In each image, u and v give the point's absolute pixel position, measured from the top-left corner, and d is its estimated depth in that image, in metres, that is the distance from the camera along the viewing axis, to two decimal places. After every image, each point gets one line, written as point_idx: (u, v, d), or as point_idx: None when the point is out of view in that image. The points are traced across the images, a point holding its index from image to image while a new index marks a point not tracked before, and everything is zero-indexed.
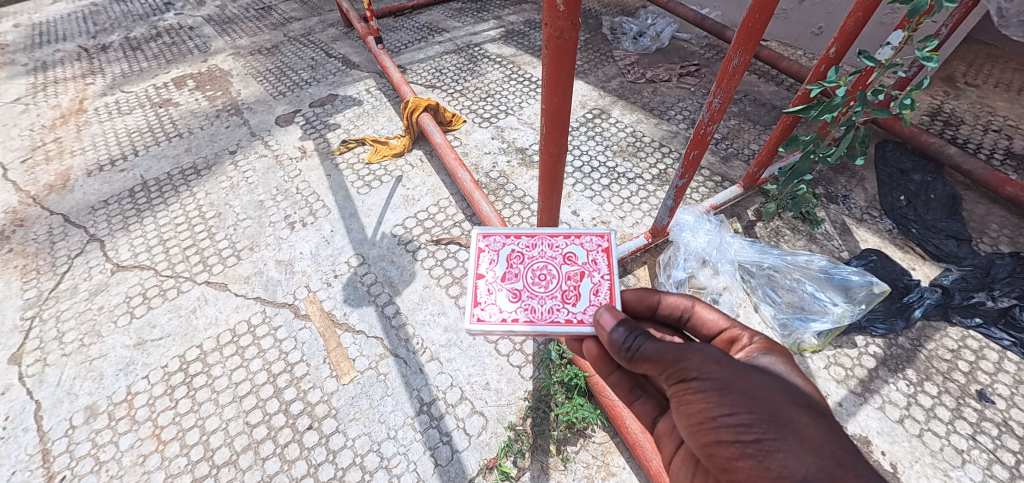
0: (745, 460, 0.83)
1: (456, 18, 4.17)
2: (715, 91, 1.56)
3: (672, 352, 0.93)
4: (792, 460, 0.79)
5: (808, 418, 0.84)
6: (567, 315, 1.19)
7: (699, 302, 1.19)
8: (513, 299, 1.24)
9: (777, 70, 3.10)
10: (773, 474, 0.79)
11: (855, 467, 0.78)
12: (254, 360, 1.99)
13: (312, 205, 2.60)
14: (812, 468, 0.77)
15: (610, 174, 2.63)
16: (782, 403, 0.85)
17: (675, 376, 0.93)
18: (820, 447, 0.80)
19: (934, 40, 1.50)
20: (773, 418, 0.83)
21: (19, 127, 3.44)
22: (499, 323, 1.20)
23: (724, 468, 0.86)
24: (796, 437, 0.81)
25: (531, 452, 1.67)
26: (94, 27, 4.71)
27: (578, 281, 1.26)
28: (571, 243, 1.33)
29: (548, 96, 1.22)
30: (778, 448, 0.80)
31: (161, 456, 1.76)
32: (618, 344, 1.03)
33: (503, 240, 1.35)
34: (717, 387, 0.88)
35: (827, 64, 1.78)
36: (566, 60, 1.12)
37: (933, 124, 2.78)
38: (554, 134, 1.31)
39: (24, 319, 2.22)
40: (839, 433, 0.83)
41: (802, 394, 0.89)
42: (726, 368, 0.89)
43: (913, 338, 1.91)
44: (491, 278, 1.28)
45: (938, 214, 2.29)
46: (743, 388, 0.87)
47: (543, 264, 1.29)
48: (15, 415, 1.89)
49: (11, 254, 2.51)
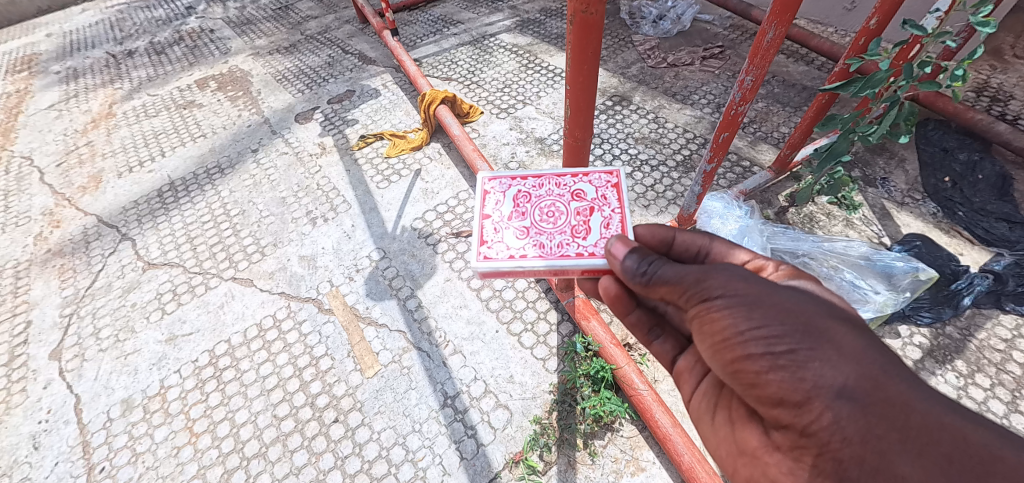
0: (774, 372, 0.76)
1: (471, 9, 4.12)
2: (748, 68, 1.47)
3: (694, 273, 0.88)
4: (829, 369, 0.72)
5: (843, 327, 0.77)
6: (577, 249, 1.16)
7: (716, 238, 1.10)
8: (521, 236, 1.21)
9: (807, 49, 2.96)
10: (808, 385, 0.73)
11: (900, 374, 0.71)
12: (280, 354, 2.01)
13: (332, 200, 2.61)
14: (851, 377, 0.71)
15: (633, 162, 2.56)
16: (815, 315, 0.78)
17: (697, 297, 0.86)
18: (860, 355, 0.72)
19: (990, 4, 1.37)
20: (807, 329, 0.76)
21: (53, 132, 3.55)
22: (506, 259, 1.17)
23: (753, 383, 0.80)
24: (832, 346, 0.74)
25: (557, 447, 1.64)
26: (120, 33, 4.84)
27: (588, 216, 1.22)
28: (579, 182, 1.31)
29: (574, 78, 1.18)
30: (814, 357, 0.73)
31: (193, 449, 1.79)
32: (632, 271, 0.98)
33: (508, 183, 1.32)
34: (744, 302, 0.81)
35: (866, 36, 1.67)
36: (592, 36, 1.07)
37: (979, 100, 2.61)
38: (580, 114, 1.27)
39: (63, 317, 2.29)
40: (877, 341, 0.76)
41: (836, 308, 0.81)
42: (753, 285, 0.83)
43: (962, 328, 1.80)
44: (498, 217, 1.25)
45: (987, 196, 2.16)
46: (773, 303, 0.80)
47: (550, 202, 1.26)
48: (57, 409, 1.96)
49: (49, 255, 2.60)
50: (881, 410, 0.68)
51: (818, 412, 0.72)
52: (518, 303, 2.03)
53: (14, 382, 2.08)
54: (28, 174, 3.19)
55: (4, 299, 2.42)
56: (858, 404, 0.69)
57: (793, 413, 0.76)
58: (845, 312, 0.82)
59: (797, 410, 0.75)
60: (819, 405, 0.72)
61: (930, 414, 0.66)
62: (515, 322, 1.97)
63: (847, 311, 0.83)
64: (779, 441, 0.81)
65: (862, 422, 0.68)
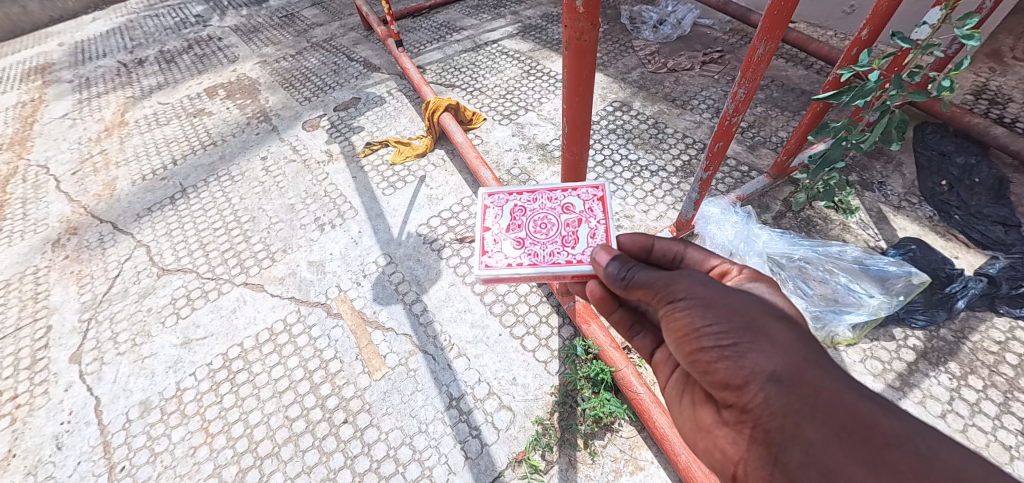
0: (721, 362, 0.82)
1: (474, 16, 4.19)
2: (740, 81, 1.52)
3: (662, 278, 0.94)
4: (763, 358, 0.78)
5: (781, 324, 0.83)
6: (567, 257, 1.22)
7: (691, 245, 1.16)
8: (517, 247, 1.27)
9: (806, 54, 2.99)
10: (746, 372, 0.79)
11: (821, 362, 0.77)
12: (291, 357, 2.08)
13: (340, 207, 2.69)
14: (781, 363, 0.77)
15: (633, 167, 2.61)
16: (758, 313, 0.84)
17: (664, 299, 0.92)
18: (790, 346, 0.79)
19: (976, 17, 1.41)
20: (749, 325, 0.82)
21: (68, 141, 3.65)
22: (504, 268, 1.23)
23: (704, 372, 0.85)
24: (768, 340, 0.80)
25: (559, 446, 1.70)
26: (130, 42, 4.95)
27: (577, 227, 1.28)
28: (569, 196, 1.36)
29: (570, 97, 1.23)
30: (752, 348, 0.79)
31: (209, 448, 1.87)
32: (613, 276, 1.04)
33: (505, 197, 1.38)
34: (700, 303, 0.86)
35: (859, 46, 1.71)
36: (586, 61, 1.13)
37: (977, 103, 2.64)
38: (577, 131, 1.31)
39: (82, 321, 2.38)
40: (807, 335, 0.82)
41: (779, 308, 0.87)
42: (711, 288, 0.88)
43: (956, 330, 1.83)
44: (497, 229, 1.31)
45: (983, 199, 2.18)
46: (724, 303, 0.85)
47: (543, 215, 1.32)
48: (78, 410, 2.04)
49: (67, 261, 2.69)
50: (801, 391, 0.74)
51: (754, 394, 0.78)
52: (521, 307, 2.08)
53: (37, 384, 2.16)
54: (45, 182, 3.29)
55: (25, 303, 2.51)
56: (784, 387, 0.75)
57: (735, 395, 0.82)
58: (784, 311, 0.89)
59: (738, 392, 0.81)
60: (754, 388, 0.78)
61: (839, 392, 0.73)
62: (517, 325, 2.03)
63: (788, 311, 0.90)
64: (726, 417, 0.86)
65: (785, 400, 0.75)
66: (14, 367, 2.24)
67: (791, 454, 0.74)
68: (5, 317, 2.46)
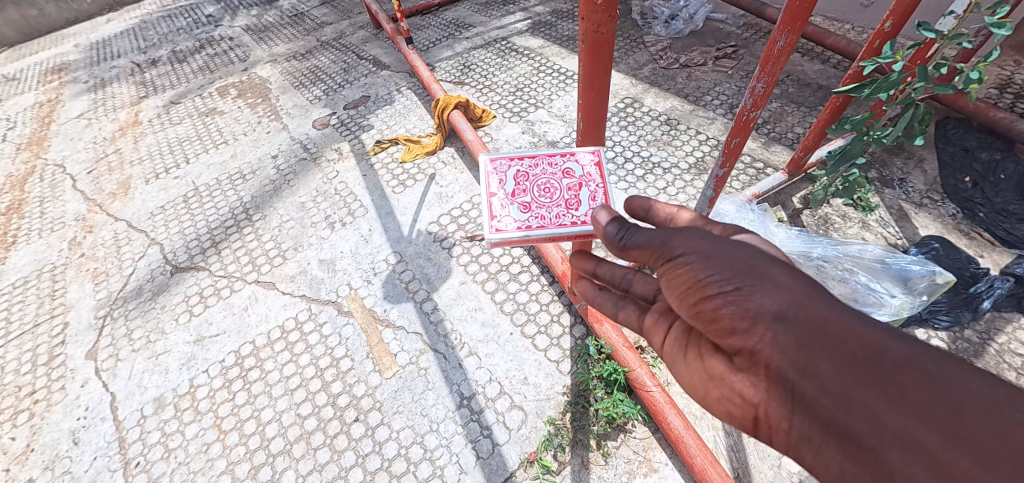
0: (726, 307, 0.80)
1: (482, 13, 4.16)
2: (759, 75, 1.47)
3: (658, 237, 0.92)
4: (768, 298, 0.77)
5: (780, 268, 0.82)
6: (573, 219, 1.23)
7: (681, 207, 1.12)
8: (523, 211, 1.25)
9: (823, 48, 2.93)
10: (752, 313, 0.77)
11: (824, 298, 0.77)
12: (302, 355, 2.08)
13: (350, 205, 2.69)
14: (785, 301, 0.76)
15: (645, 165, 2.57)
16: (755, 258, 0.83)
17: (663, 256, 0.90)
18: (792, 284, 0.78)
19: (1007, 5, 1.35)
20: (750, 269, 0.81)
21: (83, 140, 3.70)
22: (515, 231, 1.21)
23: (709, 321, 0.83)
24: (771, 281, 0.79)
25: (571, 447, 1.68)
26: (144, 43, 5.00)
27: (578, 190, 1.28)
28: (568, 161, 1.34)
29: (585, 91, 1.20)
30: (755, 290, 0.78)
31: (222, 445, 1.87)
32: (611, 239, 1.02)
33: (506, 162, 1.33)
34: (699, 253, 0.85)
35: (881, 39, 1.66)
36: (602, 54, 1.10)
37: (1002, 97, 2.56)
38: (591, 124, 1.27)
39: (98, 319, 2.40)
40: (805, 277, 0.82)
41: (772, 256, 0.87)
42: (708, 241, 0.88)
43: (981, 331, 1.78)
44: (502, 195, 1.28)
45: (1009, 197, 2.09)
46: (723, 252, 0.84)
47: (546, 179, 1.29)
48: (94, 406, 2.07)
49: (84, 259, 2.73)
50: (809, 325, 0.73)
51: (762, 335, 0.77)
52: (532, 306, 2.07)
53: (54, 380, 2.19)
54: (62, 181, 3.33)
55: (43, 300, 2.54)
56: (792, 323, 0.74)
57: (742, 341, 0.79)
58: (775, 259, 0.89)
59: (744, 338, 0.79)
60: (761, 329, 0.77)
61: (847, 323, 0.72)
62: (529, 325, 2.01)
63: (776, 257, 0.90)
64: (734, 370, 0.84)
65: (795, 336, 0.73)
66: (32, 363, 2.27)
67: (809, 390, 0.72)
68: (23, 313, 2.50)
